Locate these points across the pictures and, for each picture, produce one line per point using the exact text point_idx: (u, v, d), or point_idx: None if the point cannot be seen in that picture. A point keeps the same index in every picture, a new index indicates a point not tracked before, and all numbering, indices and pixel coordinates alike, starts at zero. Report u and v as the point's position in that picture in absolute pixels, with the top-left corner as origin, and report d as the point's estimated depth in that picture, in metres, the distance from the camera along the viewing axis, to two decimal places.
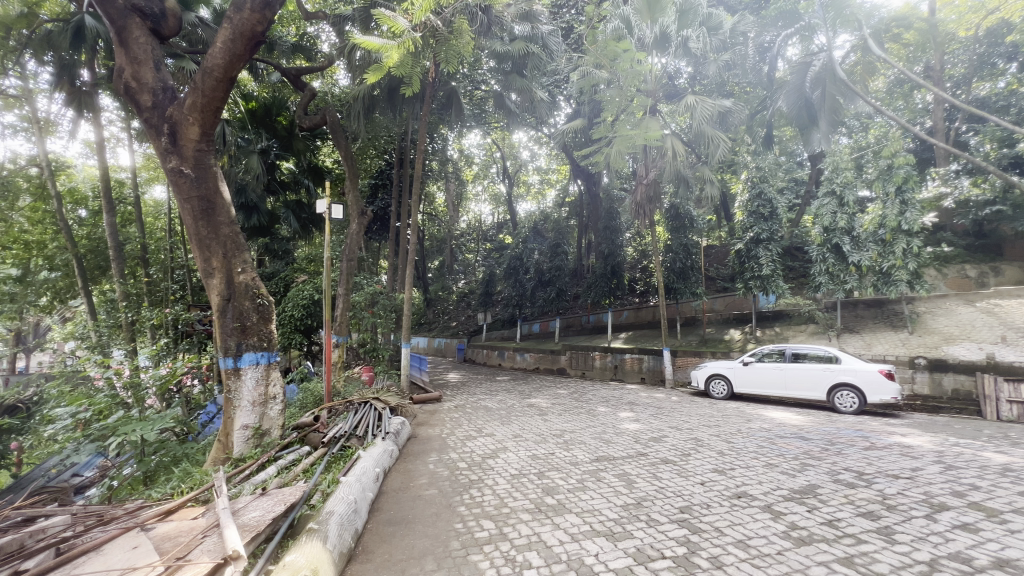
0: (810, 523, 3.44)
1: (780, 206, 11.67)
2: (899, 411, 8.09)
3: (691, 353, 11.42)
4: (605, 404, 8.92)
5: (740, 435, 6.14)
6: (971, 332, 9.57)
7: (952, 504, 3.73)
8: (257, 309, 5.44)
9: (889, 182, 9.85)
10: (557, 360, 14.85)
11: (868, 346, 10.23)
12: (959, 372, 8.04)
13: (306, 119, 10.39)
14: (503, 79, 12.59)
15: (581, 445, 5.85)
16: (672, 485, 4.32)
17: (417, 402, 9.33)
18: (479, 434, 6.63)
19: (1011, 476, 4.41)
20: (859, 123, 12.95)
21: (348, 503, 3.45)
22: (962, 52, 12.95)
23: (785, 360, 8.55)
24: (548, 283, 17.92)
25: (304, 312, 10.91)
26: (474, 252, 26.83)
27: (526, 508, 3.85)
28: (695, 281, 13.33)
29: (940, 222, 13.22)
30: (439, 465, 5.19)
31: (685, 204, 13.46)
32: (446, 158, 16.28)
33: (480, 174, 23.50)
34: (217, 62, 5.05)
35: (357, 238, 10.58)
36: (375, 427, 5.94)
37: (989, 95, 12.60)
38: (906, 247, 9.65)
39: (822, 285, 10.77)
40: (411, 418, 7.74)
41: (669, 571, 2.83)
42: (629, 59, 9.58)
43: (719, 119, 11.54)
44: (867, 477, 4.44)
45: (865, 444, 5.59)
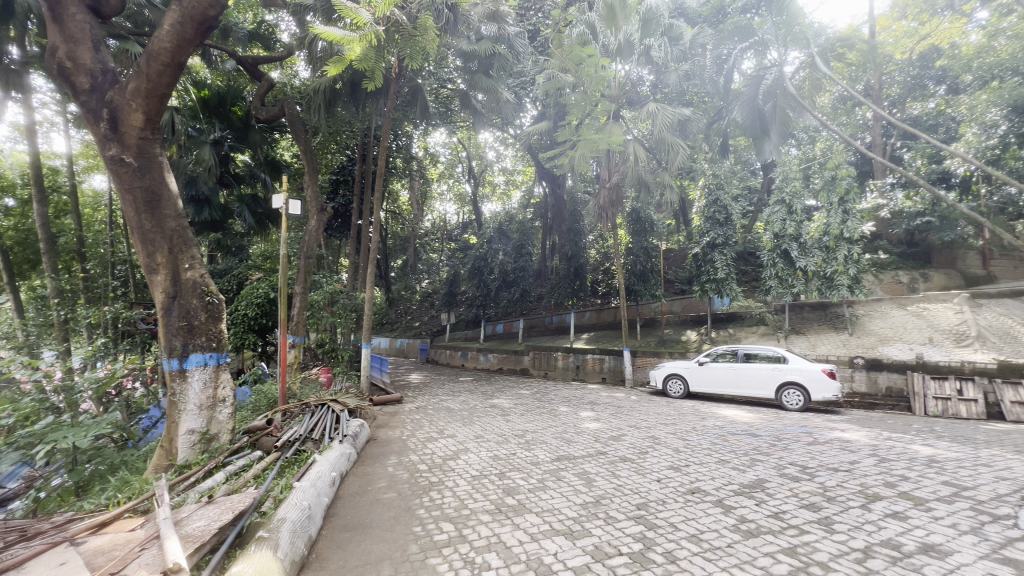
0: (758, 516, 3.60)
1: (734, 213, 12.17)
2: (840, 408, 8.61)
3: (650, 353, 11.75)
4: (567, 404, 9.01)
5: (695, 433, 6.35)
6: (902, 333, 10.33)
7: (885, 494, 4.00)
8: (206, 307, 5.18)
9: (833, 192, 10.55)
10: (520, 360, 14.90)
11: (812, 346, 10.86)
12: (892, 371, 8.63)
13: (263, 111, 10.02)
14: (469, 78, 12.42)
15: (542, 445, 5.90)
16: (629, 482, 4.42)
17: (377, 403, 9.14)
18: (440, 436, 6.56)
19: (935, 467, 4.78)
20: (807, 136, 13.68)
21: (301, 509, 3.33)
22: (897, 74, 13.88)
23: (737, 360, 8.94)
24: (512, 284, 18.01)
25: (259, 311, 10.48)
26: (438, 251, 26.58)
27: (487, 509, 3.84)
28: (655, 283, 13.70)
29: (877, 231, 14.15)
30: (398, 467, 5.10)
31: (646, 208, 13.84)
32: (410, 155, 16.05)
33: (446, 173, 23.31)
34: (163, 46, 4.76)
35: (317, 235, 10.22)
36: (332, 430, 5.76)
37: (920, 114, 13.63)
38: (847, 254, 10.37)
39: (772, 289, 11.27)
40: (370, 420, 7.57)
41: (627, 567, 2.88)
42: (593, 64, 9.82)
43: (679, 127, 11.90)
44: (810, 470, 4.69)
45: (808, 440, 5.91)
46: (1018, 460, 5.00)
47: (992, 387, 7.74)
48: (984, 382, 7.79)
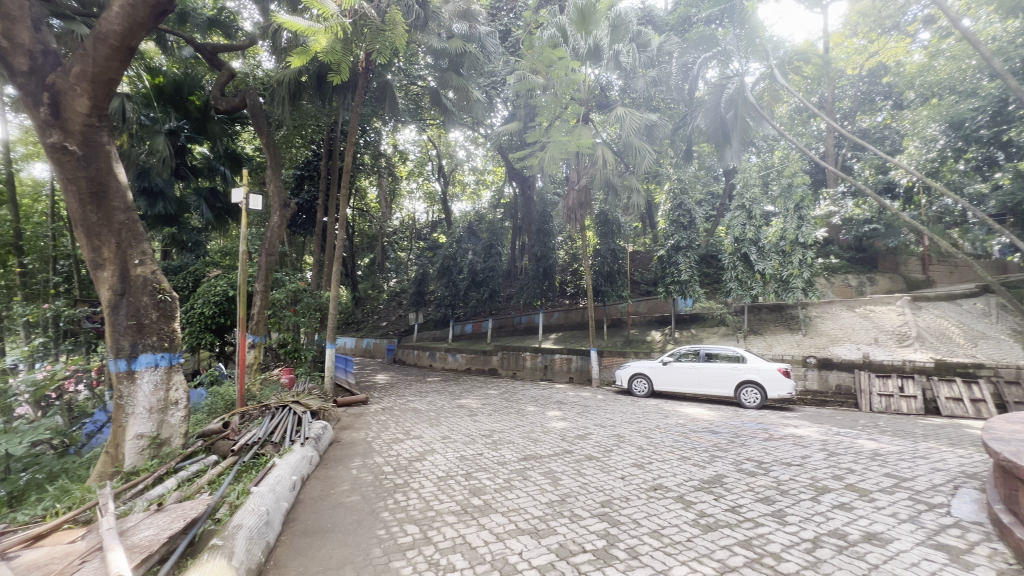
0: (716, 510, 3.72)
1: (697, 217, 12.55)
2: (793, 405, 9.00)
3: (616, 352, 11.96)
4: (534, 404, 9.04)
5: (658, 431, 6.51)
6: (851, 334, 10.92)
7: (833, 486, 4.22)
8: (158, 306, 4.94)
9: (790, 199, 11.08)
10: (488, 361, 14.88)
11: (769, 346, 11.32)
12: (842, 370, 9.11)
13: (223, 101, 9.64)
14: (440, 76, 12.29)
15: (509, 445, 5.91)
16: (594, 480, 4.49)
17: (341, 405, 8.93)
18: (406, 437, 6.48)
19: (878, 460, 5.08)
20: (766, 145, 14.28)
21: (259, 515, 3.21)
22: (849, 88, 14.69)
23: (699, 360, 9.22)
24: (481, 284, 17.98)
25: (217, 310, 10.04)
26: (406, 250, 26.22)
27: (452, 510, 3.82)
28: (622, 284, 13.94)
29: (829, 237, 14.89)
30: (362, 469, 5.00)
31: (613, 211, 14.10)
32: (378, 152, 15.80)
33: (415, 171, 23.02)
34: (113, 28, 4.50)
35: (279, 231, 9.88)
36: (294, 432, 5.59)
37: (869, 127, 14.52)
38: (802, 258, 10.88)
39: (732, 290, 11.67)
40: (334, 422, 7.38)
41: (590, 564, 2.92)
42: (563, 67, 9.89)
43: (646, 132, 12.16)
44: (765, 465, 4.89)
45: (764, 436, 6.17)
46: (951, 452, 5.37)
47: (929, 384, 8.35)
48: (922, 380, 8.41)
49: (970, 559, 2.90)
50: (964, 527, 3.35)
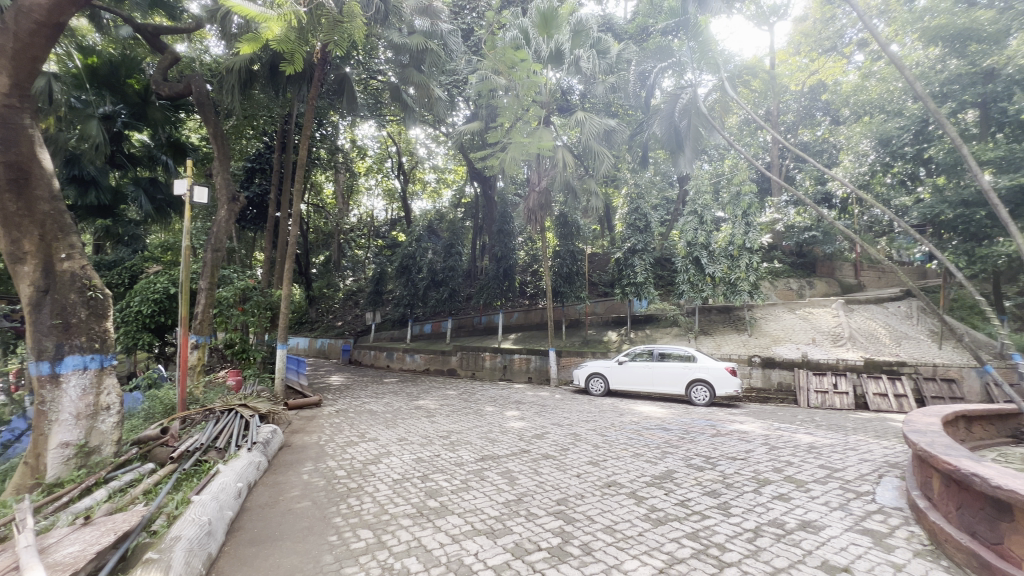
0: (666, 505, 3.86)
1: (653, 221, 12.97)
2: (739, 402, 9.44)
3: (574, 353, 12.17)
4: (492, 404, 9.05)
5: (613, 429, 6.67)
6: (791, 334, 11.61)
7: (774, 478, 4.48)
8: (87, 304, 4.57)
9: (738, 206, 11.68)
10: (447, 361, 14.74)
11: (718, 346, 11.84)
12: (783, 368, 9.66)
13: (165, 86, 9.12)
14: (400, 72, 12.05)
15: (467, 445, 5.90)
16: (551, 478, 4.56)
17: (292, 407, 8.60)
18: (361, 439, 6.33)
19: (813, 452, 5.43)
20: (717, 154, 14.93)
21: (200, 525, 3.04)
22: (793, 103, 15.69)
23: (653, 359, 9.54)
24: (440, 284, 17.81)
25: (156, 308, 9.41)
26: (364, 249, 25.61)
27: (408, 513, 3.76)
28: (580, 285, 14.18)
29: (774, 243, 15.74)
30: (314, 474, 4.84)
31: (573, 213, 14.36)
32: (335, 146, 15.34)
33: (374, 168, 22.47)
34: (37, 2, 4.18)
35: (227, 226, 9.41)
36: (240, 437, 5.33)
37: (810, 141, 15.45)
38: (748, 262, 11.49)
39: (684, 292, 12.12)
40: (285, 425, 7.10)
41: (545, 562, 2.96)
42: (526, 68, 9.99)
43: (604, 136, 12.42)
44: (712, 460, 5.11)
45: (712, 432, 6.45)
46: (876, 443, 5.83)
47: (859, 381, 9.02)
48: (853, 376, 9.07)
49: (891, 542, 3.15)
50: (887, 513, 3.64)
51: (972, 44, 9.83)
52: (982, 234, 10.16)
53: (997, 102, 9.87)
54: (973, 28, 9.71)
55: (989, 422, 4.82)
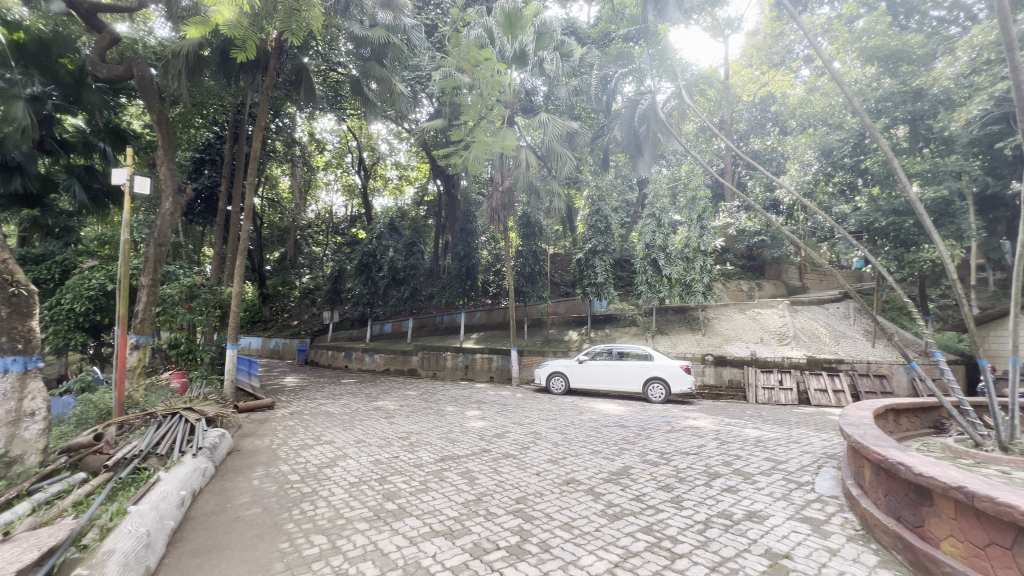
0: (622, 500, 3.96)
1: (613, 223, 13.25)
2: (693, 399, 9.79)
3: (535, 352, 12.26)
4: (453, 404, 8.97)
5: (572, 427, 6.76)
6: (741, 334, 12.15)
7: (723, 472, 4.68)
8: (10, 301, 4.23)
9: (693, 210, 12.14)
10: (408, 361, 14.51)
11: (673, 345, 12.23)
12: (733, 366, 10.10)
13: (103, 68, 8.56)
14: (361, 65, 11.76)
15: (426, 446, 5.83)
16: (510, 477, 4.58)
17: (243, 410, 8.23)
18: (316, 442, 6.14)
19: (760, 446, 5.71)
20: (675, 159, 15.43)
21: (137, 537, 2.85)
22: (745, 113, 16.85)
23: (612, 358, 9.76)
24: (401, 282, 17.51)
25: (91, 306, 8.77)
26: (322, 245, 24.85)
27: (364, 517, 3.67)
28: (542, 285, 14.27)
29: (727, 246, 16.41)
30: (265, 479, 4.65)
31: (536, 214, 14.49)
32: (292, 139, 14.80)
33: (333, 162, 21.82)
34: None
35: (172, 219, 8.91)
36: (184, 442, 5.04)
37: (760, 149, 16.30)
38: (702, 264, 11.94)
39: (642, 293, 12.43)
40: (234, 429, 6.79)
41: (503, 560, 2.97)
42: (489, 68, 10.00)
43: (567, 138, 12.57)
44: (667, 456, 5.27)
45: (667, 428, 6.67)
46: (816, 436, 6.20)
47: (802, 377, 9.59)
48: (797, 373, 9.63)
49: (827, 528, 3.37)
50: (824, 501, 3.88)
51: (903, 65, 10.67)
52: (910, 240, 10.97)
53: (924, 120, 10.69)
54: (905, 49, 10.56)
55: (914, 414, 5.23)
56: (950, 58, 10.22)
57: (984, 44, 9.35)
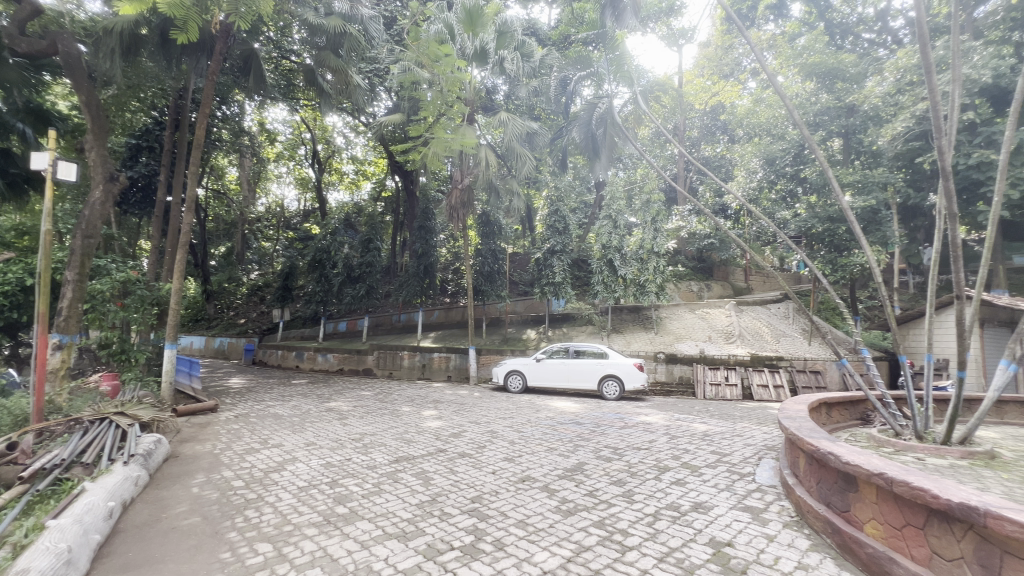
0: (576, 496, 4.04)
1: (571, 223, 13.45)
2: (645, 396, 10.11)
3: (493, 351, 12.30)
4: (409, 404, 8.83)
5: (528, 425, 6.82)
6: (691, 333, 12.64)
7: (672, 465, 4.86)
8: None
9: (648, 213, 12.56)
10: (363, 360, 14.14)
11: (628, 343, 12.57)
12: (684, 363, 10.51)
13: (22, 41, 7.91)
14: (316, 55, 11.35)
15: (380, 447, 5.70)
16: (466, 476, 4.55)
17: (182, 414, 7.75)
18: (263, 446, 5.88)
19: (707, 440, 5.97)
20: (631, 162, 15.87)
21: (56, 555, 2.62)
22: (697, 120, 17.33)
23: (569, 356, 9.92)
24: (356, 280, 17.02)
25: (7, 304, 8.06)
26: (272, 240, 23.86)
27: (313, 522, 3.55)
28: (501, 284, 14.26)
29: (680, 248, 17.04)
30: (205, 486, 4.39)
31: (495, 213, 14.52)
32: (240, 128, 14.07)
33: (285, 154, 20.92)
34: None
35: (103, 209, 8.29)
36: (115, 449, 4.68)
37: (710, 155, 16.93)
38: (656, 265, 12.34)
39: (599, 292, 12.69)
40: (172, 434, 6.38)
41: (457, 561, 2.95)
42: (449, 64, 9.93)
43: (527, 138, 12.68)
44: (620, 451, 5.42)
45: (621, 424, 6.85)
46: (757, 429, 6.56)
47: (746, 374, 10.13)
48: (741, 370, 10.15)
49: (766, 516, 3.57)
50: (763, 490, 4.12)
51: (838, 82, 11.52)
52: (842, 246, 11.78)
53: (855, 134, 11.56)
54: (840, 68, 11.41)
55: (843, 407, 5.63)
56: (878, 78, 11.12)
57: (907, 67, 10.43)
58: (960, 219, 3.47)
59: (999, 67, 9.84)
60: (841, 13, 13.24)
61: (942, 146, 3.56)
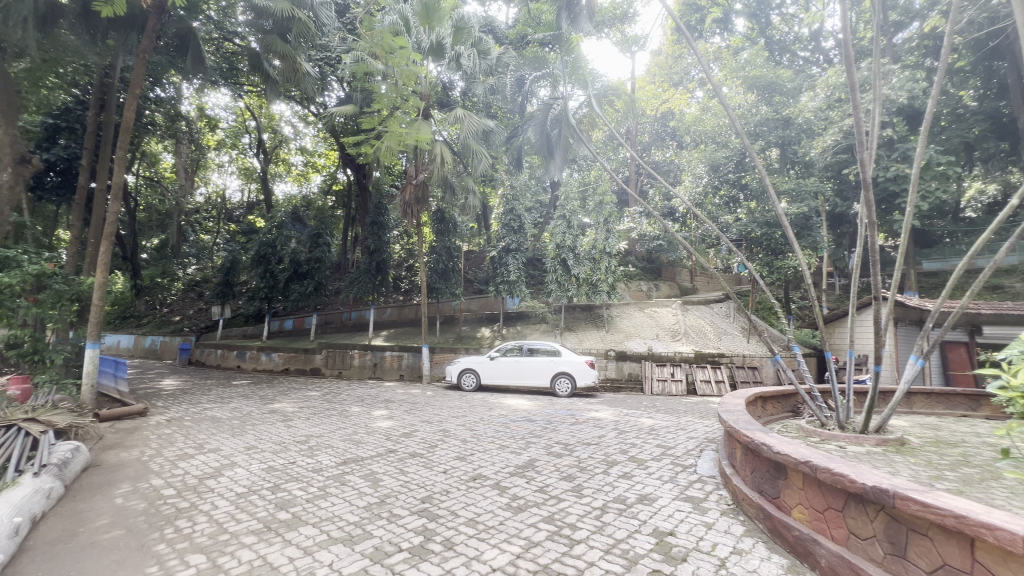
0: (526, 492, 4.08)
1: (526, 222, 13.55)
2: (596, 392, 10.36)
3: (447, 349, 12.20)
4: (358, 403, 8.60)
5: (481, 423, 6.81)
6: (640, 331, 13.07)
7: (620, 459, 5.02)
8: None
9: (601, 214, 12.87)
10: (310, 360, 13.61)
11: (580, 342, 12.80)
12: (633, 361, 10.85)
13: None
14: (262, 39, 10.75)
15: (327, 449, 5.52)
16: (416, 477, 4.49)
17: (105, 419, 7.15)
18: (199, 451, 5.53)
19: (653, 434, 6.20)
20: (585, 163, 16.22)
21: None
22: (648, 126, 17.94)
23: (523, 354, 9.99)
24: (304, 276, 16.35)
25: None
26: (212, 233, 22.60)
27: (252, 530, 3.38)
28: (455, 282, 14.14)
29: (631, 249, 17.58)
30: (131, 497, 4.08)
31: (450, 210, 14.39)
32: (176, 112, 13.11)
33: (227, 142, 19.76)
34: None
35: (13, 194, 7.48)
36: (23, 459, 4.24)
37: (661, 160, 17.56)
38: (607, 265, 12.68)
39: (552, 291, 12.81)
40: (93, 441, 5.87)
41: (406, 562, 2.90)
42: (403, 56, 9.71)
43: (482, 136, 12.66)
44: (570, 447, 5.53)
45: (572, 421, 6.98)
46: (699, 423, 6.89)
47: (690, 370, 10.61)
48: (686, 367, 10.63)
49: (705, 505, 3.76)
50: (703, 480, 4.33)
51: (776, 95, 12.31)
52: (778, 249, 12.57)
53: (790, 145, 12.25)
54: (777, 82, 12.23)
55: (776, 400, 6.02)
56: (811, 94, 11.82)
57: (835, 85, 11.18)
58: (878, 226, 3.77)
59: (912, 90, 10.85)
60: (779, 32, 14.39)
61: (864, 159, 3.84)
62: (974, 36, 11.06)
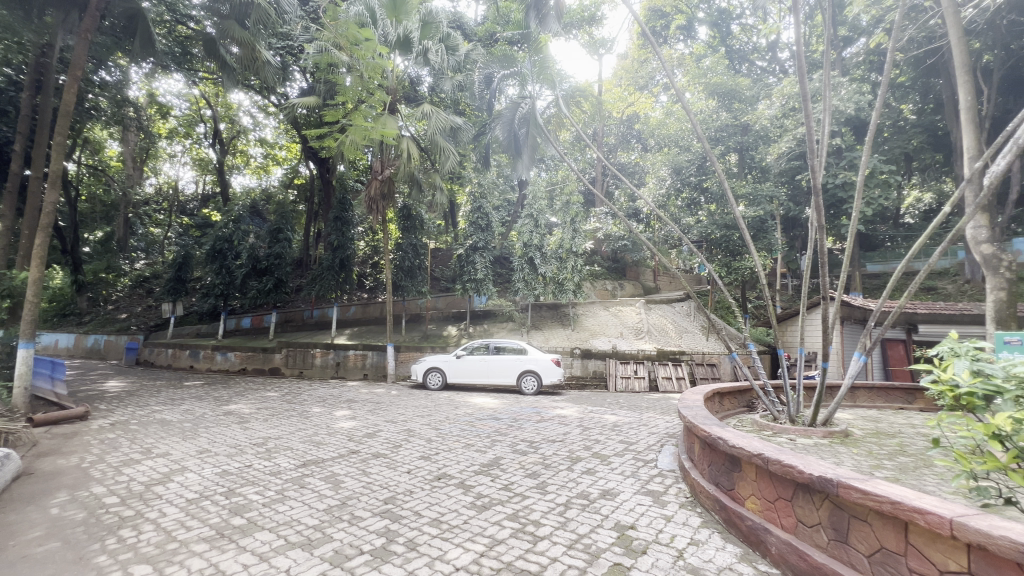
0: (491, 490, 4.08)
1: (494, 221, 13.51)
2: (561, 390, 10.47)
3: (413, 348, 12.04)
4: (319, 404, 8.37)
5: (446, 422, 6.76)
6: (605, 329, 13.31)
7: (584, 455, 5.09)
8: None
9: (568, 214, 13.00)
10: (269, 359, 13.12)
11: (546, 340, 12.89)
12: (597, 359, 11.03)
13: None
14: (218, 23, 10.25)
15: (286, 452, 5.34)
16: (379, 477, 4.41)
17: (39, 424, 6.65)
18: (146, 456, 5.24)
19: (616, 430, 6.33)
20: (552, 163, 16.36)
21: None
22: (614, 128, 18.30)
23: (489, 352, 9.98)
24: (264, 272, 15.71)
25: None
26: (163, 226, 21.47)
27: (203, 537, 3.23)
28: (421, 280, 13.93)
29: (597, 248, 17.86)
30: (69, 506, 3.81)
31: (417, 206, 14.18)
32: (123, 98, 12.34)
33: (180, 131, 18.81)
34: None
35: None
36: None
37: (627, 161, 17.94)
38: (574, 265, 12.85)
39: (519, 290, 12.80)
40: (26, 448, 5.45)
41: (367, 565, 2.85)
42: (369, 48, 9.46)
43: (450, 133, 12.54)
44: (535, 444, 5.57)
45: (537, 419, 7.03)
46: (660, 419, 7.07)
47: (652, 367, 10.89)
48: (649, 364, 10.91)
49: (665, 498, 3.87)
50: (663, 475, 4.45)
51: (736, 102, 13.13)
52: (736, 251, 13.07)
53: (748, 150, 12.74)
54: (737, 90, 13.13)
55: (733, 395, 6.25)
56: (767, 102, 12.47)
57: (790, 95, 11.75)
58: (826, 230, 3.96)
59: (859, 102, 11.50)
60: (739, 41, 15.12)
61: (814, 166, 4.03)
62: (913, 53, 11.82)
